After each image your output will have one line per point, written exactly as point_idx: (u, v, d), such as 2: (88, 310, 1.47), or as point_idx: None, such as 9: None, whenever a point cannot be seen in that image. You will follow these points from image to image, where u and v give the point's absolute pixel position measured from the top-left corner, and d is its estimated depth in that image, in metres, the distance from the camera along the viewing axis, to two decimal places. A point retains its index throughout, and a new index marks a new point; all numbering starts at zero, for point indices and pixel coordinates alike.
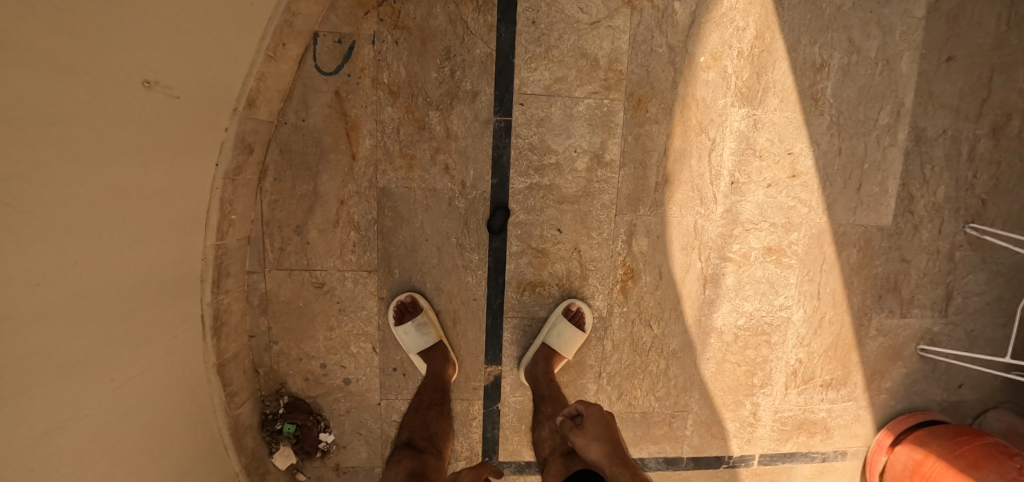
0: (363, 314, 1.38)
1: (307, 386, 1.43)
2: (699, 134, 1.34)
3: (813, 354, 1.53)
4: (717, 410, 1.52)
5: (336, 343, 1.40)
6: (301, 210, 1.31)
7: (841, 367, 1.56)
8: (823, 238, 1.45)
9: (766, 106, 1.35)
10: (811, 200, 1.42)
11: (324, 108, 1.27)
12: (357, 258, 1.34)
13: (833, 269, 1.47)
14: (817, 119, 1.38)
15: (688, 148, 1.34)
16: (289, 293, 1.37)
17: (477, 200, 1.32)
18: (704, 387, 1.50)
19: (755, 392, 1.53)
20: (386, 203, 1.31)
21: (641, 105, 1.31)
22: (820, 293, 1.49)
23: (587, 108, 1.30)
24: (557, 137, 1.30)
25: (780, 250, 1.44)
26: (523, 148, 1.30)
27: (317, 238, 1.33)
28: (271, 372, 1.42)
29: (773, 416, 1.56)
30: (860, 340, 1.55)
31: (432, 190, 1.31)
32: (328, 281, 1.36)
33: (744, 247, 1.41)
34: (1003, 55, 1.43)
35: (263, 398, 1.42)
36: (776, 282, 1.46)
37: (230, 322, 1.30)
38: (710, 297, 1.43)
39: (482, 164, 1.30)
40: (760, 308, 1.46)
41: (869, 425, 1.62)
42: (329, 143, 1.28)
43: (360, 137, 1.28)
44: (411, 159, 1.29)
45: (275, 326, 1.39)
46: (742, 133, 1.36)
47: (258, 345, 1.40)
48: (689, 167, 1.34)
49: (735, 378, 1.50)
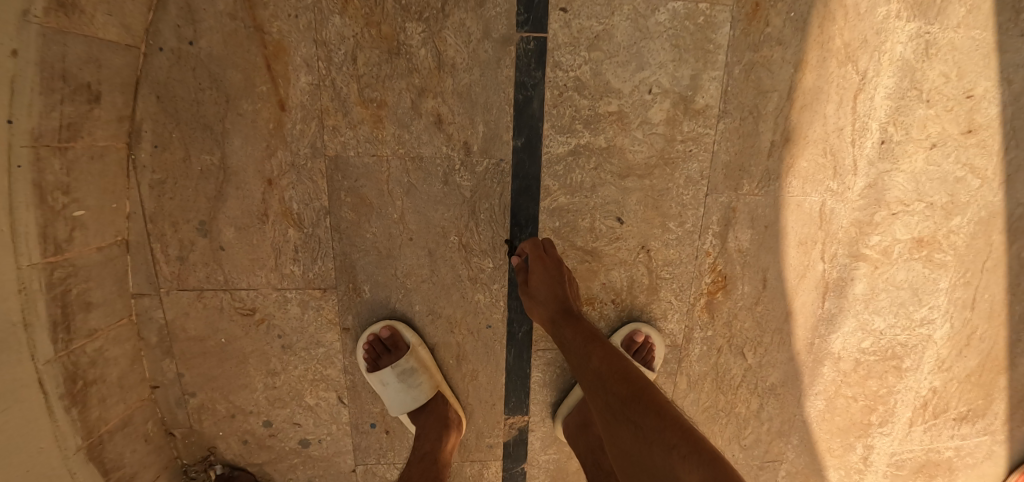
0: (317, 351, 0.90)
1: (245, 452, 0.97)
2: (845, 63, 0.84)
3: (953, 380, 1.11)
4: (819, 458, 1.12)
5: (281, 392, 0.93)
6: (204, 195, 0.81)
7: (984, 394, 1.15)
8: (995, 223, 0.99)
9: (946, 16, 0.85)
10: (988, 167, 0.95)
11: (223, 18, 0.74)
12: (300, 269, 0.85)
13: (998, 267, 1.03)
14: (1016, 38, 0.88)
15: (825, 87, 0.84)
16: (201, 324, 0.88)
17: (489, 174, 0.82)
18: (806, 430, 1.08)
19: (870, 432, 1.11)
20: (342, 183, 0.81)
21: (758, 13, 0.80)
22: (976, 300, 1.05)
23: (671, 18, 0.78)
24: (620, 67, 0.79)
25: (933, 242, 0.98)
26: (565, 87, 0.79)
27: (234, 239, 0.83)
28: (192, 435, 0.96)
29: (889, 460, 1.16)
30: (1015, 360, 1.13)
31: (415, 159, 0.80)
32: (259, 304, 0.87)
33: (886, 239, 0.95)
34: None
35: (187, 468, 0.97)
36: (921, 287, 1.01)
37: (106, 373, 0.82)
38: (831, 313, 0.98)
39: (496, 114, 0.80)
40: (895, 324, 1.02)
41: (1008, 465, 1.22)
42: (238, 81, 0.76)
43: (289, 70, 0.76)
44: (379, 107, 0.78)
45: (187, 371, 0.91)
46: (906, 62, 0.86)
47: (167, 398, 0.93)
48: (823, 117, 0.85)
49: (849, 416, 1.09)
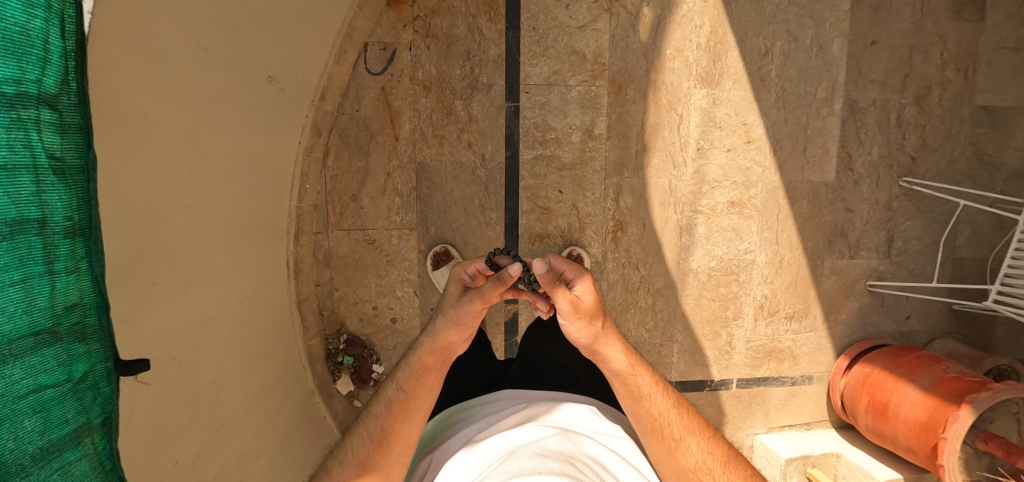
0: (406, 264, 1.73)
1: (361, 325, 1.76)
2: (669, 111, 1.69)
3: (776, 290, 1.84)
4: (698, 340, 1.85)
5: (384, 288, 1.74)
6: (356, 182, 1.65)
7: (802, 302, 1.86)
8: (778, 193, 1.77)
9: (722, 86, 1.69)
10: (765, 162, 1.75)
11: (372, 101, 1.61)
12: (401, 218, 1.69)
13: (787, 218, 1.80)
14: (765, 94, 1.71)
15: (661, 123, 1.69)
16: (347, 249, 1.69)
17: (494, 169, 1.67)
18: (686, 319, 1.83)
19: (729, 323, 1.85)
20: (423, 174, 1.66)
21: (621, 90, 1.67)
22: (778, 239, 1.81)
23: (578, 94, 1.66)
24: (555, 117, 1.67)
25: (742, 203, 1.76)
26: (530, 127, 1.67)
27: (368, 204, 1.67)
28: (333, 314, 1.74)
29: (746, 345, 1.88)
30: (817, 279, 1.85)
31: (458, 162, 1.66)
32: (378, 238, 1.70)
33: (711, 201, 1.75)
34: (920, 37, 1.74)
35: (327, 337, 1.73)
36: (740, 230, 1.78)
37: (304, 270, 1.59)
38: (686, 244, 1.77)
39: (497, 140, 1.66)
40: (728, 252, 1.79)
41: (830, 352, 1.91)
42: (377, 128, 1.62)
43: (401, 122, 1.63)
44: (442, 138, 1.65)
45: (336, 276, 1.70)
46: (704, 109, 1.70)
47: (323, 292, 1.70)
48: (662, 138, 1.70)
49: (711, 311, 1.83)
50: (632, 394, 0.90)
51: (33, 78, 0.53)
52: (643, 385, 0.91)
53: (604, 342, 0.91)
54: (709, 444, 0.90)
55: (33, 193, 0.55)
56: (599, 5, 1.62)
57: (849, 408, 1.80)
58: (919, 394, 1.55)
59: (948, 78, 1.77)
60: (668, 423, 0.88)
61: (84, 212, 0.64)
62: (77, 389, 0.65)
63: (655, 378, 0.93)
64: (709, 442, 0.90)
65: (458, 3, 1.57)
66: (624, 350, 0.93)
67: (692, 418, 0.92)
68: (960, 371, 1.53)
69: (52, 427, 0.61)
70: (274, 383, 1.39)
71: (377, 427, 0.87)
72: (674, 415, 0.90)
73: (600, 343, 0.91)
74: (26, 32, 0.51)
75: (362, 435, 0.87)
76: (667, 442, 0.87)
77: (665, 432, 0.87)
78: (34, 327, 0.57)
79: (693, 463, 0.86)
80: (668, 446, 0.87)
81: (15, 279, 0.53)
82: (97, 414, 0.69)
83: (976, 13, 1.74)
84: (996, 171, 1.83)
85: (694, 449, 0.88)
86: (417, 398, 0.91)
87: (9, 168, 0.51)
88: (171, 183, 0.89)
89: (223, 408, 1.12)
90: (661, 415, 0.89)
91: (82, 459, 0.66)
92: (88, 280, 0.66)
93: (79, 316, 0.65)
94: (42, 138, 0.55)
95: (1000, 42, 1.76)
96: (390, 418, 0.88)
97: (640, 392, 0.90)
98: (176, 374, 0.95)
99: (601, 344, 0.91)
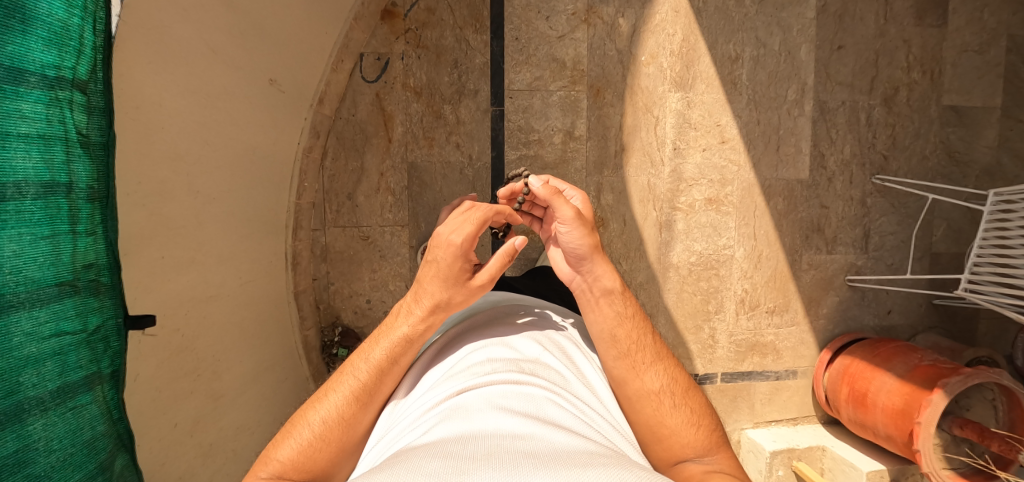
0: (398, 259, 1.82)
1: (356, 318, 1.83)
2: (646, 113, 1.79)
3: (756, 285, 1.90)
4: (681, 334, 1.89)
5: (378, 282, 1.82)
6: (352, 181, 1.76)
7: (782, 296, 1.91)
8: (754, 190, 1.85)
9: (695, 89, 1.79)
10: (740, 160, 1.84)
11: (368, 106, 1.74)
12: (393, 216, 1.80)
13: (764, 215, 1.87)
14: (737, 97, 1.81)
15: (638, 124, 1.79)
16: (343, 244, 1.79)
17: (481, 169, 1.79)
18: (668, 312, 1.88)
19: (711, 317, 1.90)
20: (415, 173, 1.78)
21: (600, 94, 1.78)
22: (756, 234, 1.87)
23: (559, 98, 1.77)
24: (538, 120, 1.78)
25: (719, 200, 1.84)
26: (514, 129, 1.78)
27: (363, 201, 1.78)
28: (328, 307, 1.80)
29: (729, 339, 1.92)
30: (796, 273, 1.91)
31: (448, 162, 1.77)
32: (372, 234, 1.80)
33: (689, 198, 1.83)
34: (884, 41, 1.84)
35: (322, 330, 1.80)
36: (718, 226, 1.85)
37: (302, 263, 1.67)
38: (666, 240, 1.84)
39: (483, 142, 1.78)
40: (707, 248, 1.86)
41: (813, 346, 1.95)
42: (372, 131, 1.75)
43: (394, 126, 1.75)
44: (432, 140, 1.76)
45: (332, 270, 1.79)
46: (678, 111, 1.79)
47: (319, 286, 1.78)
48: (639, 138, 1.80)
49: (693, 305, 1.89)
50: (617, 314, 0.85)
51: (67, 59, 0.61)
52: (629, 308, 0.87)
53: (597, 257, 0.86)
54: (673, 372, 0.85)
55: (61, 160, 0.62)
56: (577, 17, 1.74)
57: (833, 400, 1.83)
58: (895, 381, 1.57)
59: (914, 79, 1.86)
60: (640, 347, 0.84)
61: (104, 182, 0.69)
62: (91, 340, 0.69)
63: (636, 307, 0.89)
64: (673, 369, 0.86)
65: (447, 16, 1.71)
66: (615, 271, 0.88)
67: (662, 348, 0.88)
68: (934, 358, 1.56)
69: (68, 370, 0.65)
70: (270, 366, 1.47)
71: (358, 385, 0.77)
72: (646, 341, 0.86)
73: (599, 254, 0.86)
74: (64, 24, 0.60)
75: (343, 390, 0.77)
76: (633, 368, 0.82)
77: (636, 355, 0.83)
78: (59, 278, 0.62)
79: (658, 386, 0.82)
80: (633, 371, 0.82)
81: (43, 232, 0.59)
82: (108, 366, 0.72)
83: (938, 19, 1.84)
84: (965, 168, 1.90)
85: (659, 375, 0.83)
86: (400, 346, 0.81)
87: (43, 134, 0.58)
88: (179, 168, 1.00)
89: (221, 382, 1.21)
90: (639, 336, 0.85)
91: (90, 406, 0.69)
92: (104, 242, 0.70)
93: (95, 275, 0.69)
94: (69, 112, 0.62)
95: (964, 45, 1.85)
96: (374, 380, 0.78)
97: (625, 313, 0.86)
98: (178, 343, 1.04)
99: (595, 261, 0.86)
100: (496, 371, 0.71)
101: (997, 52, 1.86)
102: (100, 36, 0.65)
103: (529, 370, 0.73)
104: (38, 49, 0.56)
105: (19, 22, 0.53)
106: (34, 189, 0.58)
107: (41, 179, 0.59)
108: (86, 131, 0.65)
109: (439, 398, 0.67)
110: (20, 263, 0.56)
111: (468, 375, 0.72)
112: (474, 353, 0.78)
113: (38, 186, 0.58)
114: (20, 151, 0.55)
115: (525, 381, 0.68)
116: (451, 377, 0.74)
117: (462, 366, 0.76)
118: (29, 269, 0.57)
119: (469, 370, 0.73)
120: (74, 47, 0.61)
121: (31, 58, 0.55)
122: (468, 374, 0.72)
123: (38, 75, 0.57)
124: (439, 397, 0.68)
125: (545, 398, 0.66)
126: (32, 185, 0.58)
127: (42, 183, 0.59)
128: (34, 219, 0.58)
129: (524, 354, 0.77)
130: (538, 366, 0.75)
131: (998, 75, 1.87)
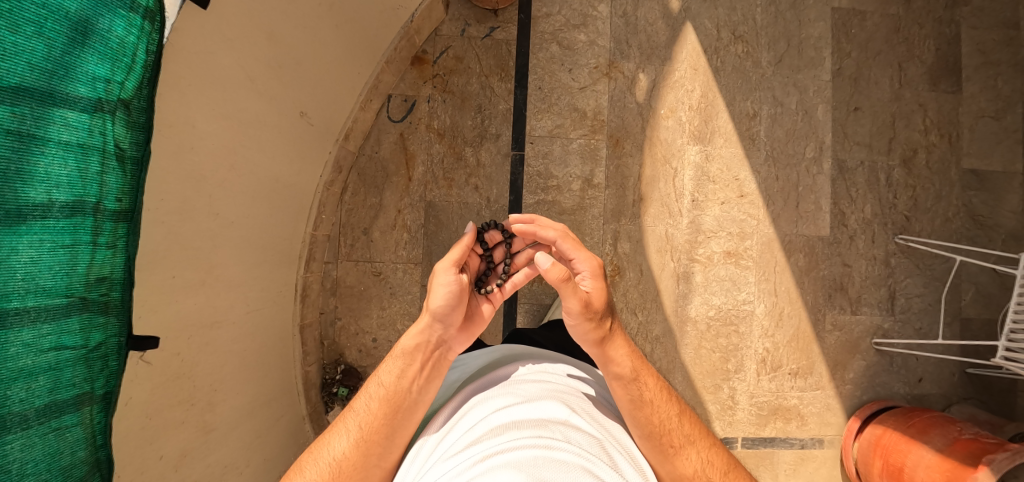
0: (408, 297, 1.77)
1: (359, 357, 1.76)
2: (665, 165, 1.80)
3: (778, 344, 1.82)
4: (699, 392, 1.79)
5: (385, 321, 1.77)
6: (369, 216, 1.77)
7: (805, 357, 1.83)
8: (773, 245, 1.82)
9: (714, 143, 1.82)
10: (759, 214, 1.82)
11: (391, 145, 1.78)
12: (406, 253, 1.77)
13: (784, 270, 1.83)
14: (755, 153, 1.83)
15: (657, 175, 1.80)
16: (354, 278, 1.76)
17: (498, 211, 1.78)
18: (685, 369, 1.79)
19: (730, 376, 1.81)
20: (432, 212, 1.78)
21: (619, 144, 1.80)
22: (776, 291, 1.82)
23: (579, 146, 1.80)
24: (557, 166, 1.80)
25: (737, 254, 1.81)
26: (533, 174, 1.79)
27: (378, 238, 1.77)
28: (333, 343, 1.75)
29: (750, 400, 1.81)
30: (819, 334, 1.84)
31: (465, 203, 1.78)
32: (384, 271, 1.77)
33: (707, 250, 1.80)
34: (900, 105, 1.87)
35: (325, 367, 1.74)
36: (737, 280, 1.81)
37: (311, 296, 1.65)
38: (684, 292, 1.80)
39: (502, 185, 1.79)
40: (726, 302, 1.81)
41: (841, 413, 1.83)
42: (393, 169, 1.77)
43: (415, 165, 1.77)
44: (451, 181, 1.78)
45: (340, 305, 1.75)
46: (697, 163, 1.81)
47: (325, 321, 1.74)
48: (658, 189, 1.80)
49: (711, 362, 1.80)
50: (634, 400, 0.84)
51: (118, 74, 0.61)
52: (648, 392, 0.86)
53: (613, 345, 0.87)
54: (708, 454, 0.88)
55: (94, 171, 0.60)
56: (599, 70, 1.80)
57: (863, 474, 1.69)
58: (934, 456, 1.46)
59: (933, 142, 1.87)
60: (669, 431, 0.85)
61: (133, 197, 0.66)
62: (89, 357, 0.63)
63: (659, 382, 0.89)
64: (708, 452, 0.88)
65: (474, 65, 1.78)
66: (631, 353, 0.88)
67: (694, 425, 0.89)
68: (975, 432, 1.47)
69: (61, 388, 0.59)
70: (267, 401, 1.40)
71: (355, 424, 0.82)
72: (676, 421, 0.86)
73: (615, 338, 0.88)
74: (119, 41, 0.61)
75: (344, 435, 0.81)
76: (662, 453, 0.83)
77: (666, 438, 0.84)
78: (70, 289, 0.59)
79: (693, 472, 0.84)
80: (666, 455, 0.83)
81: (64, 241, 0.58)
82: (101, 388, 0.66)
83: (952, 85, 1.88)
84: (990, 231, 1.87)
85: (692, 459, 0.85)
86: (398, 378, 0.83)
87: (82, 143, 0.58)
88: (203, 189, 1.00)
89: (215, 414, 1.14)
90: (663, 422, 0.85)
91: (75, 429, 0.62)
92: (122, 257, 0.66)
93: (106, 289, 0.64)
94: (111, 125, 0.62)
95: (979, 111, 1.88)
96: (371, 418, 0.81)
97: (643, 398, 0.85)
98: (175, 368, 0.98)
99: (609, 347, 0.87)
100: (523, 435, 0.65)
101: (1013, 119, 1.88)
102: (151, 57, 0.65)
103: (557, 434, 0.66)
104: (89, 61, 0.58)
105: (82, 36, 0.56)
106: (64, 199, 0.57)
107: (72, 188, 0.58)
108: (124, 144, 0.64)
109: (464, 467, 0.61)
110: (31, 270, 0.55)
111: (493, 439, 0.66)
112: (497, 414, 0.73)
113: (68, 195, 0.58)
114: (56, 158, 0.56)
115: (556, 446, 0.62)
116: (472, 440, 0.68)
117: (485, 429, 0.70)
118: (41, 277, 0.56)
119: (493, 433, 0.67)
120: (125, 63, 0.62)
121: (83, 70, 0.57)
122: (492, 438, 0.66)
123: (86, 87, 0.57)
124: (464, 466, 0.61)
125: (581, 468, 0.59)
126: (62, 193, 0.57)
127: (72, 192, 0.58)
128: (57, 227, 0.56)
129: (553, 415, 0.72)
130: (568, 428, 0.70)
131: (1015, 140, 1.88)
